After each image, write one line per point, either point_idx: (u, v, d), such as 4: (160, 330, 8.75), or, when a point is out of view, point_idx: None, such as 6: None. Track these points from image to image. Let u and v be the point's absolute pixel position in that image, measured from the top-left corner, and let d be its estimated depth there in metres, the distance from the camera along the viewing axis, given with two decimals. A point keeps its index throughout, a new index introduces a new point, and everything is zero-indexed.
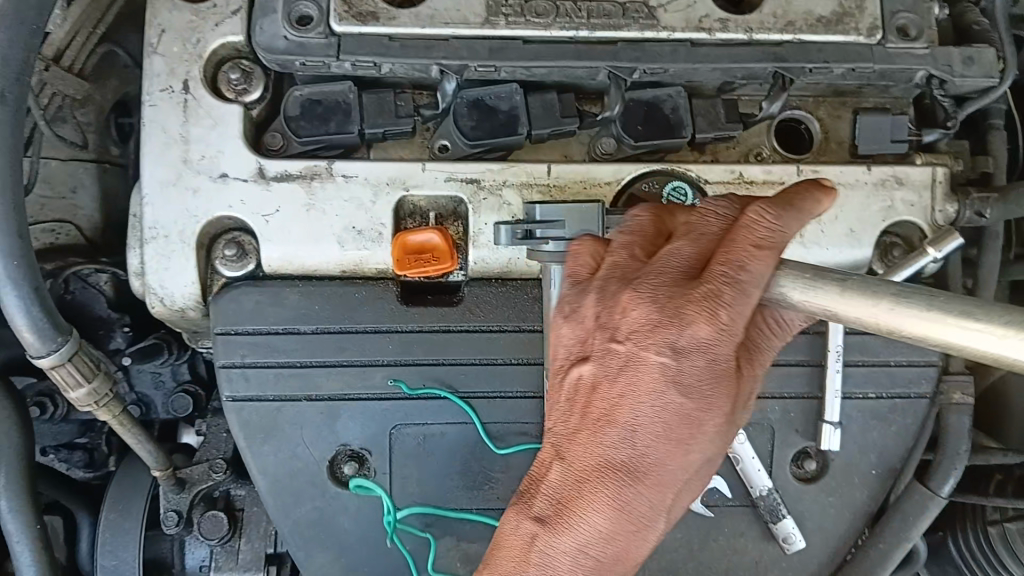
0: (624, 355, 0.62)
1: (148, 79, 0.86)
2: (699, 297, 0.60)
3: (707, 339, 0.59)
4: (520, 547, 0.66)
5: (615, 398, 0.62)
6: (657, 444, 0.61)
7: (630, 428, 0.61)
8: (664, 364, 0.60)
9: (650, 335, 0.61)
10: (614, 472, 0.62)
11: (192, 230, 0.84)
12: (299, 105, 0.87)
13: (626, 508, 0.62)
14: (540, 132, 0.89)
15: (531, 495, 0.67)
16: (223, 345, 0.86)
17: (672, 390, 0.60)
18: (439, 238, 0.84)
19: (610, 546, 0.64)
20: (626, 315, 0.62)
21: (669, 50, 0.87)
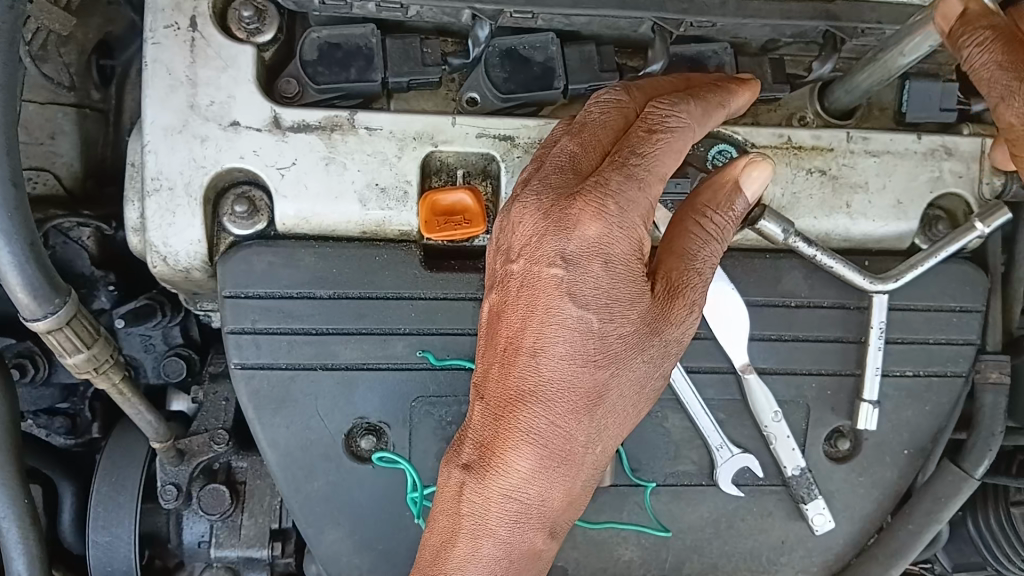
0: (520, 275, 0.64)
1: (151, 15, 0.78)
2: (586, 190, 0.62)
3: (596, 237, 0.61)
4: (451, 494, 0.68)
5: (518, 325, 0.64)
6: (558, 363, 0.63)
7: (533, 350, 0.63)
8: (559, 276, 0.62)
9: (540, 247, 0.63)
10: (523, 401, 0.64)
11: (199, 182, 0.77)
12: (316, 49, 0.80)
13: (539, 435, 0.64)
14: (577, 88, 0.82)
15: (458, 443, 0.69)
16: (231, 309, 0.79)
17: (569, 304, 0.62)
18: (472, 198, 0.79)
19: (535, 482, 0.65)
20: (523, 224, 0.64)
21: (718, 2, 0.80)
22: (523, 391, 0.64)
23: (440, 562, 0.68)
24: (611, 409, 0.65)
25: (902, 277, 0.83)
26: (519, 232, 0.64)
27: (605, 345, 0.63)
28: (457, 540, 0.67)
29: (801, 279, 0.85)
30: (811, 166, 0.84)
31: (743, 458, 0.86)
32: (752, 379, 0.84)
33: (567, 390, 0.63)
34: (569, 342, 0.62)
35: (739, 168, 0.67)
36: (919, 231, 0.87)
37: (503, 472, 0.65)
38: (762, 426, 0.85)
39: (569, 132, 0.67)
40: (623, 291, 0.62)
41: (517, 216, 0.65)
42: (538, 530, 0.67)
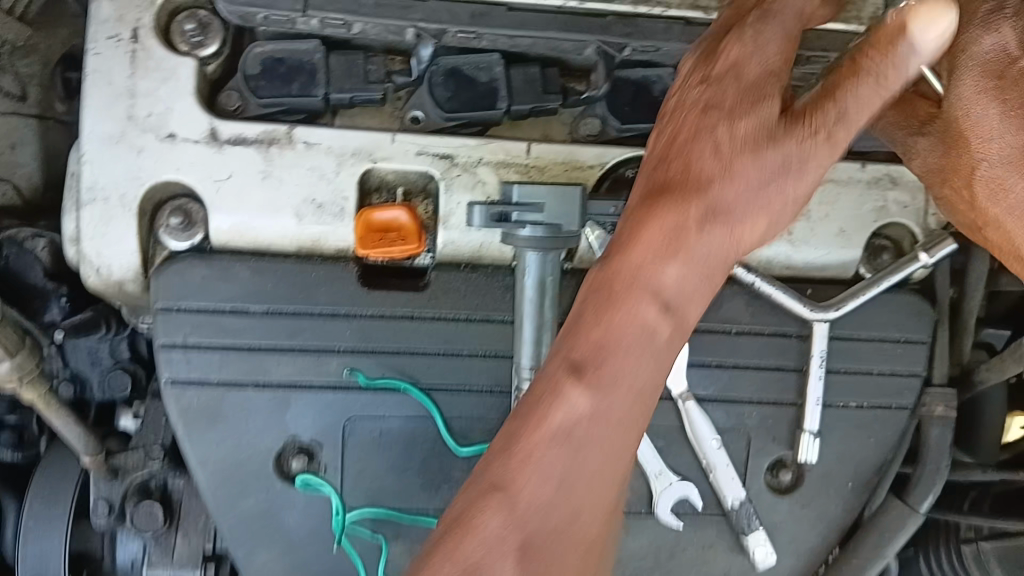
0: (676, 127, 0.62)
1: (94, 25, 0.77)
2: (722, 63, 0.61)
3: (731, 104, 0.60)
4: (534, 425, 0.56)
5: (677, 164, 0.61)
6: (689, 241, 0.59)
7: (664, 234, 0.59)
8: (700, 115, 0.61)
9: (686, 107, 0.62)
10: (631, 291, 0.58)
11: (134, 195, 0.77)
12: (259, 63, 0.79)
13: (637, 338, 0.57)
14: (520, 109, 0.82)
15: (574, 329, 0.58)
16: (164, 322, 0.78)
17: (708, 164, 0.59)
18: (407, 216, 0.78)
19: (630, 387, 0.57)
20: (699, 93, 0.62)
21: (662, 27, 0.81)
22: (634, 275, 0.58)
23: (505, 490, 0.55)
24: (704, 280, 0.60)
25: (843, 305, 0.82)
26: (689, 100, 0.62)
27: (718, 218, 0.59)
28: (527, 446, 0.55)
29: (742, 306, 0.84)
30: None
31: (683, 487, 0.84)
32: (692, 407, 0.83)
33: (677, 267, 0.59)
34: (701, 242, 0.59)
35: (916, 11, 0.55)
36: (864, 260, 0.86)
37: (592, 387, 0.56)
38: (703, 455, 0.84)
39: (733, 31, 0.61)
40: (771, 159, 0.59)
41: (673, 99, 0.64)
42: (608, 460, 0.57)
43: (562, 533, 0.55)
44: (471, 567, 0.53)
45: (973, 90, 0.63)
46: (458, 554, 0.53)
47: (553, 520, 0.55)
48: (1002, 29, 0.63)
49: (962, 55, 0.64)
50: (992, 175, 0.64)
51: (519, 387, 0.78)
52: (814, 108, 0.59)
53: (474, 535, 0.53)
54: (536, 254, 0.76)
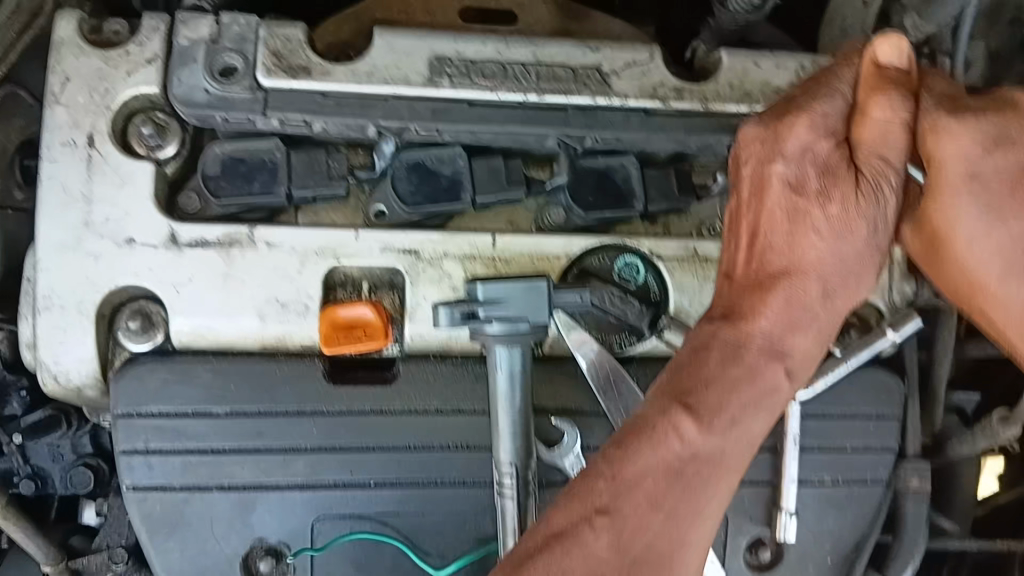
0: (769, 209, 0.67)
1: (47, 131, 0.76)
2: (779, 142, 0.66)
3: (815, 180, 0.65)
4: (653, 463, 0.61)
5: (779, 241, 0.66)
6: (808, 306, 0.65)
7: (782, 302, 0.65)
8: (788, 193, 0.66)
9: (763, 196, 0.67)
10: (754, 354, 0.64)
11: (91, 301, 0.76)
12: (219, 163, 0.79)
13: (755, 399, 0.63)
14: (484, 200, 0.82)
15: (683, 389, 0.63)
16: (124, 429, 0.77)
17: (817, 240, 0.65)
18: (373, 313, 0.78)
19: (743, 439, 0.64)
20: (785, 172, 0.66)
21: (621, 119, 0.82)
22: (754, 339, 0.64)
23: (628, 527, 0.60)
24: (823, 339, 0.66)
25: (811, 387, 0.83)
26: (774, 181, 0.66)
27: (833, 291, 0.66)
28: (656, 493, 0.61)
29: None
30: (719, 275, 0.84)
31: None
32: None
33: (799, 335, 0.65)
34: (812, 298, 0.65)
35: (875, 48, 0.66)
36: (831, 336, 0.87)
37: (710, 435, 0.62)
38: None
39: (802, 111, 0.66)
40: (877, 219, 0.65)
41: (755, 191, 0.68)
42: (716, 509, 0.63)
43: (671, 558, 0.61)
44: None
45: (943, 191, 0.65)
46: (561, 567, 0.59)
47: (657, 545, 0.60)
48: (960, 132, 0.64)
49: (931, 158, 0.65)
50: (970, 275, 0.66)
51: (500, 486, 0.77)
52: (872, 150, 0.66)
53: (580, 551, 0.59)
54: (505, 347, 0.76)
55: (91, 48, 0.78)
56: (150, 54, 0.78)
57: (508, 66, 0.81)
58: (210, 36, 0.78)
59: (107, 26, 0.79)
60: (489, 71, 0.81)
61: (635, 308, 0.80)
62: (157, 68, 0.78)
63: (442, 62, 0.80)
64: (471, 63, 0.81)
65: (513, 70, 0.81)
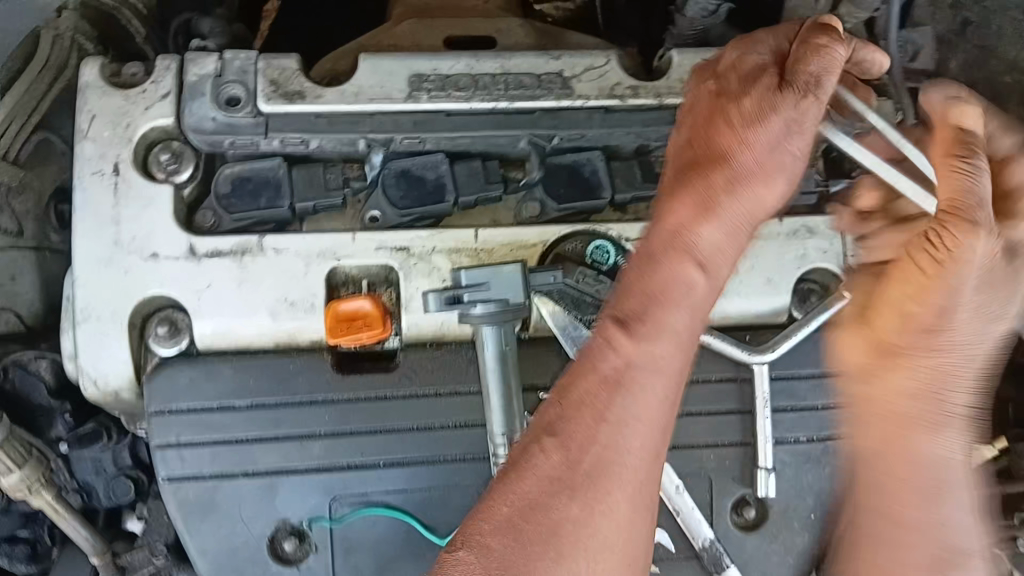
0: (702, 132, 0.72)
1: (78, 164, 0.86)
2: (720, 79, 0.73)
3: (744, 97, 0.70)
4: (591, 375, 0.66)
5: (704, 154, 0.71)
6: (724, 212, 0.69)
7: (702, 192, 0.69)
8: (719, 115, 0.71)
9: (697, 123, 0.73)
10: (676, 257, 0.68)
11: (124, 310, 0.85)
12: (229, 183, 0.89)
13: (680, 298, 0.67)
14: (466, 200, 0.92)
15: (617, 300, 0.68)
16: (158, 424, 0.86)
17: (732, 136, 0.69)
18: (371, 305, 0.86)
19: (669, 342, 0.67)
20: (711, 86, 0.73)
21: (585, 117, 0.91)
22: (675, 232, 0.69)
23: (568, 436, 0.65)
24: (734, 247, 0.70)
25: (777, 347, 0.90)
26: (709, 90, 0.73)
27: (740, 181, 0.69)
28: (589, 404, 0.66)
29: None
30: None
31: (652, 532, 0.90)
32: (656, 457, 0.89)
33: (716, 241, 0.69)
34: (726, 204, 0.69)
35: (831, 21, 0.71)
36: (796, 304, 0.94)
37: (642, 342, 0.66)
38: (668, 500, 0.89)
39: (739, 43, 0.74)
40: (783, 127, 0.69)
41: (691, 120, 0.74)
42: (660, 413, 0.67)
43: (616, 461, 0.65)
44: (530, 505, 0.64)
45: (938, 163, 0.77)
46: (517, 494, 0.64)
47: (600, 452, 0.65)
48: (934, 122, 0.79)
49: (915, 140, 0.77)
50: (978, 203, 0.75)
51: (496, 455, 0.84)
52: (806, 74, 0.68)
53: (529, 473, 0.65)
54: (492, 328, 0.84)
55: (112, 89, 0.88)
56: (164, 89, 0.89)
57: (479, 78, 0.91)
58: (215, 70, 0.89)
59: (126, 69, 0.90)
60: (462, 84, 0.90)
61: (608, 286, 0.89)
62: (170, 102, 0.88)
63: (419, 78, 0.90)
64: (446, 78, 0.90)
65: (483, 81, 0.91)
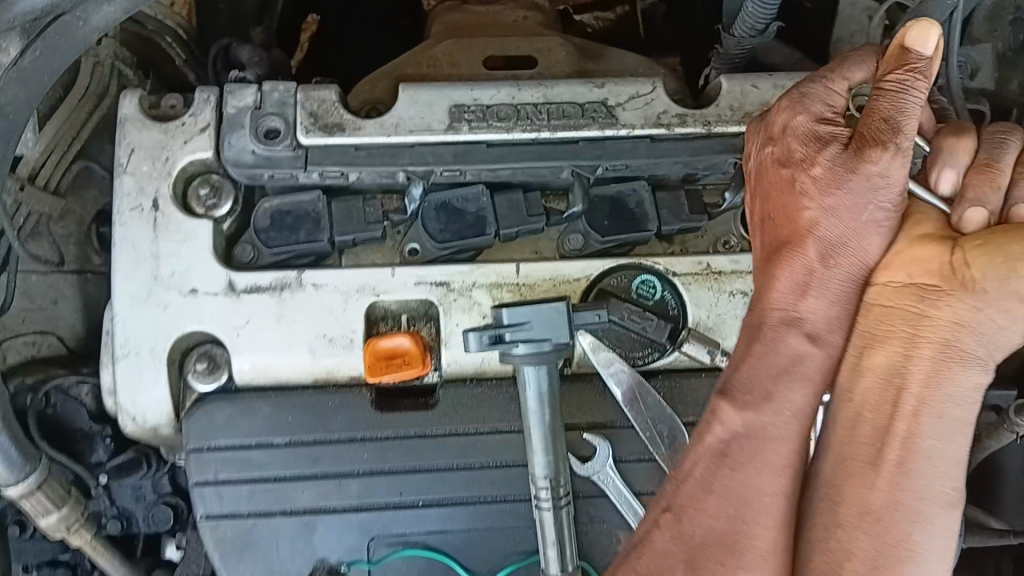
0: (776, 199, 0.72)
1: (118, 199, 0.86)
2: (781, 138, 0.72)
3: (811, 162, 0.69)
4: (698, 449, 0.71)
5: (788, 220, 0.71)
6: (818, 274, 0.69)
7: (801, 271, 0.69)
8: (790, 176, 0.71)
9: (768, 190, 0.73)
10: (769, 324, 0.70)
11: (163, 346, 0.85)
12: (268, 216, 0.88)
13: (792, 371, 0.69)
14: (507, 232, 0.90)
15: (720, 383, 0.72)
16: (196, 461, 0.85)
17: (815, 208, 0.69)
18: (410, 342, 0.84)
19: (787, 425, 0.69)
20: (773, 153, 0.73)
21: (630, 147, 0.88)
22: (782, 313, 0.70)
23: (687, 517, 0.70)
24: (842, 306, 0.70)
25: None
26: (778, 165, 0.72)
27: (836, 252, 0.69)
28: (705, 487, 0.70)
29: None
30: (734, 288, 0.89)
31: None
32: None
33: (814, 302, 0.69)
34: (822, 268, 0.69)
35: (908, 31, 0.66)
36: None
37: (745, 412, 0.69)
38: None
39: (788, 101, 0.72)
40: (877, 188, 0.67)
41: (766, 188, 0.74)
42: (778, 484, 0.69)
43: (744, 534, 0.68)
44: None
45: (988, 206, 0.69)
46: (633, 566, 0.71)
47: (717, 529, 0.69)
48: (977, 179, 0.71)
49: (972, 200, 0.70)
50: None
51: (537, 498, 0.82)
52: (875, 119, 0.66)
53: (649, 548, 0.71)
54: (534, 367, 0.82)
55: (150, 123, 0.88)
56: (203, 122, 0.88)
57: (521, 107, 0.88)
58: (253, 103, 0.88)
59: (164, 101, 0.89)
60: (504, 114, 0.88)
61: (653, 323, 0.86)
62: (209, 136, 0.88)
63: (460, 108, 0.88)
64: (487, 108, 0.88)
65: (526, 111, 0.88)
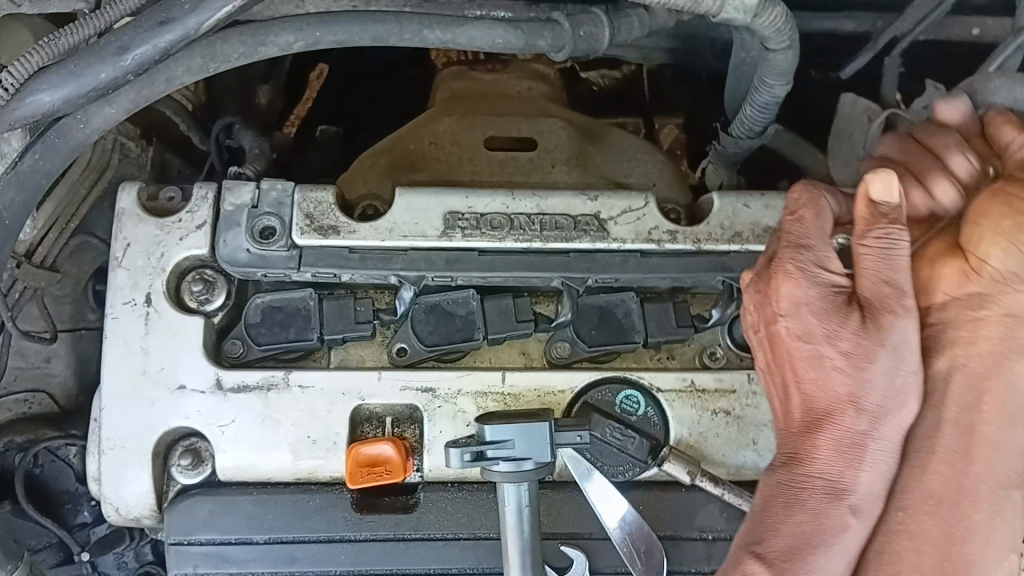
0: (788, 368, 0.67)
1: (111, 293, 0.87)
2: (766, 321, 0.68)
3: (822, 331, 0.65)
4: None
5: (800, 396, 0.66)
6: (866, 439, 0.64)
7: (833, 444, 0.64)
8: (790, 332, 0.66)
9: (799, 359, 0.65)
10: (818, 500, 0.64)
11: (146, 441, 0.85)
12: (260, 312, 0.89)
13: (839, 540, 0.63)
14: (496, 336, 0.90)
15: (757, 543, 0.65)
16: (175, 556, 0.85)
17: (813, 377, 0.65)
18: (393, 449, 0.85)
19: (835, 567, 0.63)
20: (788, 327, 0.66)
21: (620, 261, 0.90)
22: (814, 484, 0.64)
23: None
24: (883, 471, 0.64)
25: None
26: (788, 332, 0.66)
27: (883, 418, 0.64)
28: None
29: (717, 514, 0.88)
30: (716, 407, 0.89)
31: None
32: None
33: (854, 467, 0.63)
34: (844, 431, 0.64)
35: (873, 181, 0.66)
36: None
37: None
38: None
39: (784, 270, 0.66)
40: (910, 334, 0.64)
41: (793, 362, 0.66)
42: None
43: None
44: None
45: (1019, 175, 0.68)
46: None
47: None
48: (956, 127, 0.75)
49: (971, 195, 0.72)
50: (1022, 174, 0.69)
51: None
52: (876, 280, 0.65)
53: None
54: (513, 485, 0.82)
55: (149, 217, 0.89)
56: (201, 218, 0.89)
57: (514, 217, 0.90)
58: (251, 201, 0.89)
59: (163, 194, 0.90)
60: (496, 223, 0.89)
61: (634, 442, 0.87)
62: (206, 233, 0.89)
63: (455, 216, 0.89)
64: (481, 217, 0.90)
65: (518, 221, 0.90)
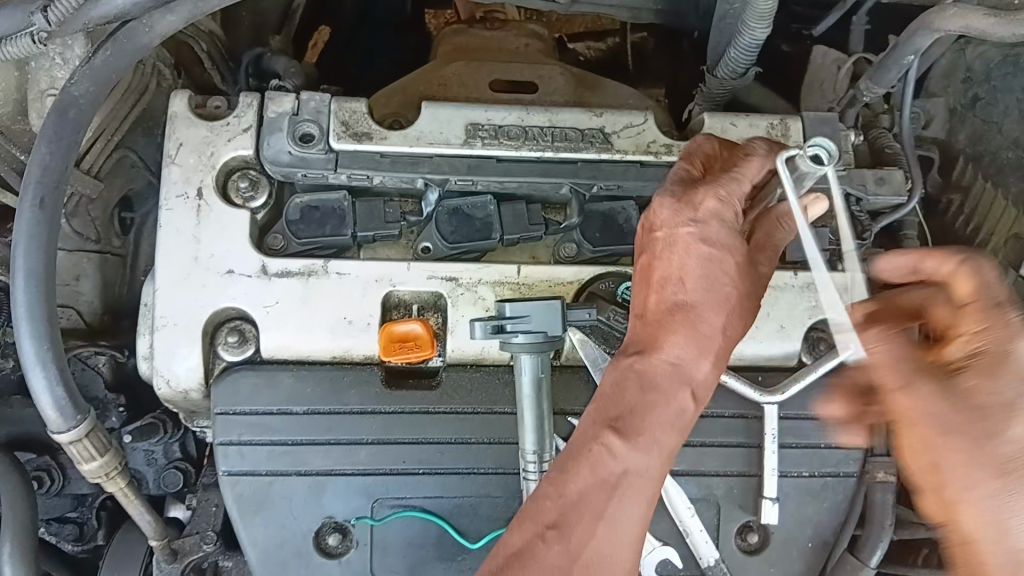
0: (664, 241, 0.81)
1: (165, 187, 0.97)
2: (681, 203, 0.81)
3: (703, 215, 0.80)
4: (587, 475, 0.72)
5: (665, 272, 0.80)
6: (707, 331, 0.78)
7: (676, 322, 0.78)
8: (690, 230, 0.80)
9: (675, 245, 0.80)
10: (665, 376, 0.76)
11: (198, 319, 0.95)
12: (300, 211, 0.99)
13: (670, 418, 0.75)
14: (510, 237, 1.01)
15: (608, 404, 0.76)
16: (222, 424, 0.95)
17: (693, 266, 0.79)
18: (422, 327, 0.96)
19: (660, 433, 0.74)
20: (692, 225, 0.80)
21: (622, 170, 1.01)
22: (660, 364, 0.77)
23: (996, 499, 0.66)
24: (715, 367, 0.79)
25: (787, 390, 0.99)
26: (675, 222, 0.81)
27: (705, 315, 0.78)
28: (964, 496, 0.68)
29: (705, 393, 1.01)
30: None
31: (663, 551, 0.98)
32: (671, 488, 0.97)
33: (695, 350, 0.78)
34: (702, 318, 0.78)
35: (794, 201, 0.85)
36: (805, 350, 1.04)
37: (631, 445, 0.73)
38: (680, 521, 0.97)
39: (710, 185, 0.81)
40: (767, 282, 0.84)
41: (666, 246, 0.81)
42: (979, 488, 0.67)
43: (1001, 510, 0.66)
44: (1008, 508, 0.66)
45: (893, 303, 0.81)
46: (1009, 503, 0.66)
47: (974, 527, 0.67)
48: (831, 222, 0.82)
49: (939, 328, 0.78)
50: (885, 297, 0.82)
51: (524, 471, 0.94)
52: (766, 245, 0.84)
53: (537, 563, 0.69)
54: (529, 356, 0.92)
55: (199, 120, 0.98)
56: (246, 124, 0.99)
57: (528, 130, 1.01)
58: (292, 109, 0.99)
59: (210, 102, 1.00)
60: (513, 134, 1.00)
61: None
62: (251, 136, 0.99)
63: (475, 127, 1.00)
64: (499, 127, 1.00)
65: (532, 133, 1.00)
